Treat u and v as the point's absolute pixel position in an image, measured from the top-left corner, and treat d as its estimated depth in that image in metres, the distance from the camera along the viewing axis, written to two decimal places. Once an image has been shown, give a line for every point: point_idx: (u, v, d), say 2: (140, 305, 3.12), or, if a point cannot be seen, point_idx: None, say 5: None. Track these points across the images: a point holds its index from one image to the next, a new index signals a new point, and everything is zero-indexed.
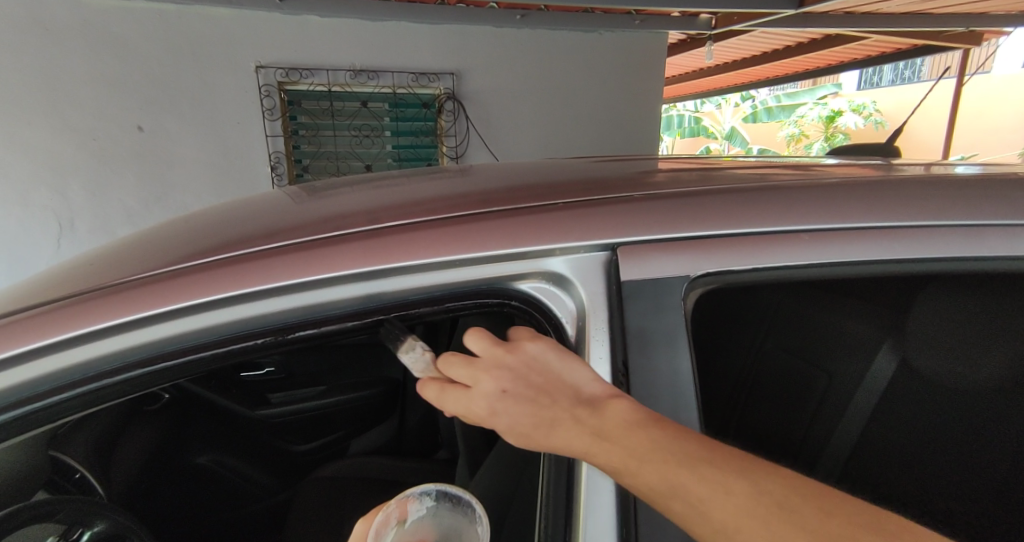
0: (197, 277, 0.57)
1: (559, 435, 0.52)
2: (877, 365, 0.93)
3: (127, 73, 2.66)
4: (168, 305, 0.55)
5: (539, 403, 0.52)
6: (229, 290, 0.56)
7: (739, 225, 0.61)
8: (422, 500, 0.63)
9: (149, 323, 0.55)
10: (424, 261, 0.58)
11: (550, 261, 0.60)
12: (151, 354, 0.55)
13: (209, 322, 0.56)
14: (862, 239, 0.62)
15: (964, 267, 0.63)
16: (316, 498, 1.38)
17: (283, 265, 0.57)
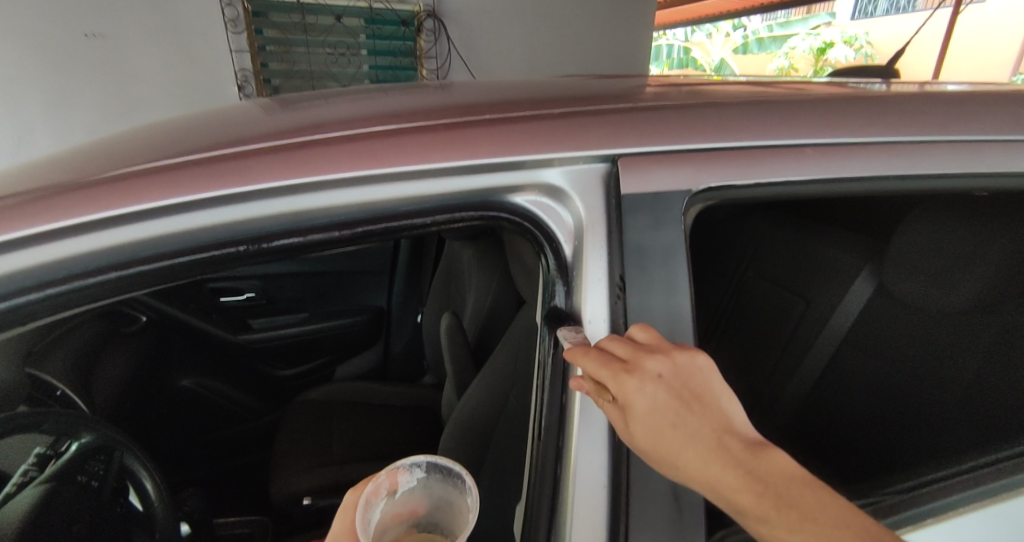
0: (166, 179, 0.53)
1: (700, 441, 0.47)
2: (855, 287, 1.01)
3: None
4: (138, 205, 0.51)
5: (692, 408, 0.48)
6: (205, 191, 0.52)
7: (743, 137, 0.59)
8: (411, 472, 0.59)
9: (112, 226, 0.51)
10: (415, 168, 0.55)
11: (547, 171, 0.57)
12: (115, 260, 0.51)
13: (185, 225, 0.51)
14: (865, 154, 0.60)
15: (963, 184, 0.63)
16: (302, 420, 1.40)
17: (261, 167, 0.53)
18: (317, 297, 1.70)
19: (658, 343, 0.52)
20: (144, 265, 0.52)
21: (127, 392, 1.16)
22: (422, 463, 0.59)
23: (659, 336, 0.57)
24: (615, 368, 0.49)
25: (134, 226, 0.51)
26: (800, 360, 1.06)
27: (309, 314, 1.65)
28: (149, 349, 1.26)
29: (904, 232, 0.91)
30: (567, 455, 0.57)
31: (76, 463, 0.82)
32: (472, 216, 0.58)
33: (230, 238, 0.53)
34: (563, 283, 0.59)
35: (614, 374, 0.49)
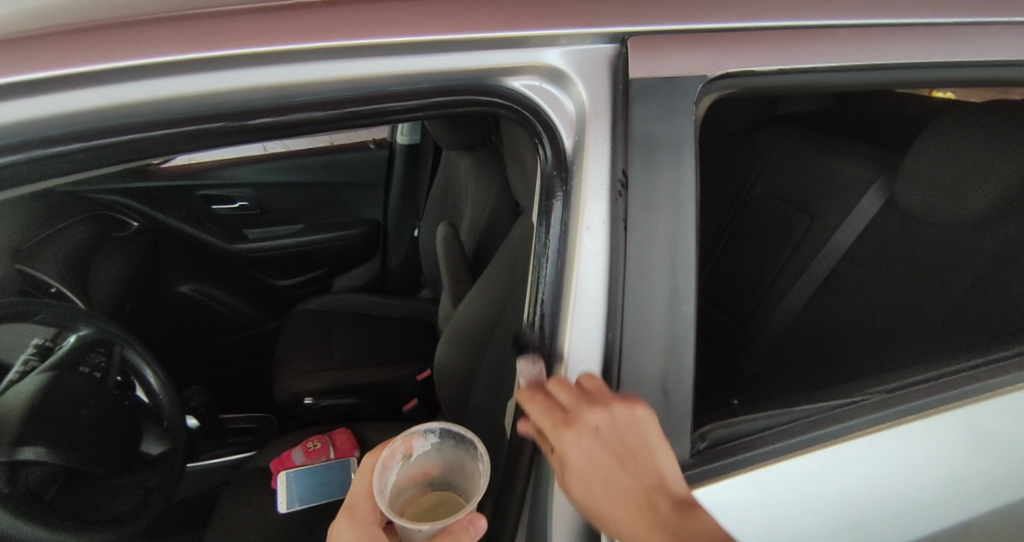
0: (123, 35, 0.46)
1: (627, 498, 0.48)
2: (863, 202, 0.98)
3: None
4: (91, 64, 0.45)
5: (622, 469, 0.49)
6: (172, 52, 0.46)
7: (768, 16, 0.55)
8: (425, 437, 0.61)
9: (69, 87, 0.45)
10: (406, 40, 0.49)
11: (549, 52, 0.52)
12: (77, 128, 0.46)
13: (152, 92, 0.46)
14: (894, 39, 0.57)
15: (981, 74, 0.62)
16: (303, 328, 1.42)
17: (236, 29, 0.47)
18: (315, 208, 1.63)
19: (599, 389, 0.50)
20: (113, 136, 0.47)
21: (121, 297, 1.16)
22: (434, 430, 0.60)
23: (660, 233, 0.55)
24: (556, 418, 0.49)
25: (94, 90, 0.45)
26: (800, 274, 1.04)
27: (305, 227, 1.59)
28: (143, 255, 1.25)
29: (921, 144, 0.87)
30: (558, 357, 0.56)
31: (79, 354, 0.83)
32: (469, 101, 0.55)
33: (206, 111, 0.49)
34: (559, 178, 0.57)
35: (553, 428, 0.49)
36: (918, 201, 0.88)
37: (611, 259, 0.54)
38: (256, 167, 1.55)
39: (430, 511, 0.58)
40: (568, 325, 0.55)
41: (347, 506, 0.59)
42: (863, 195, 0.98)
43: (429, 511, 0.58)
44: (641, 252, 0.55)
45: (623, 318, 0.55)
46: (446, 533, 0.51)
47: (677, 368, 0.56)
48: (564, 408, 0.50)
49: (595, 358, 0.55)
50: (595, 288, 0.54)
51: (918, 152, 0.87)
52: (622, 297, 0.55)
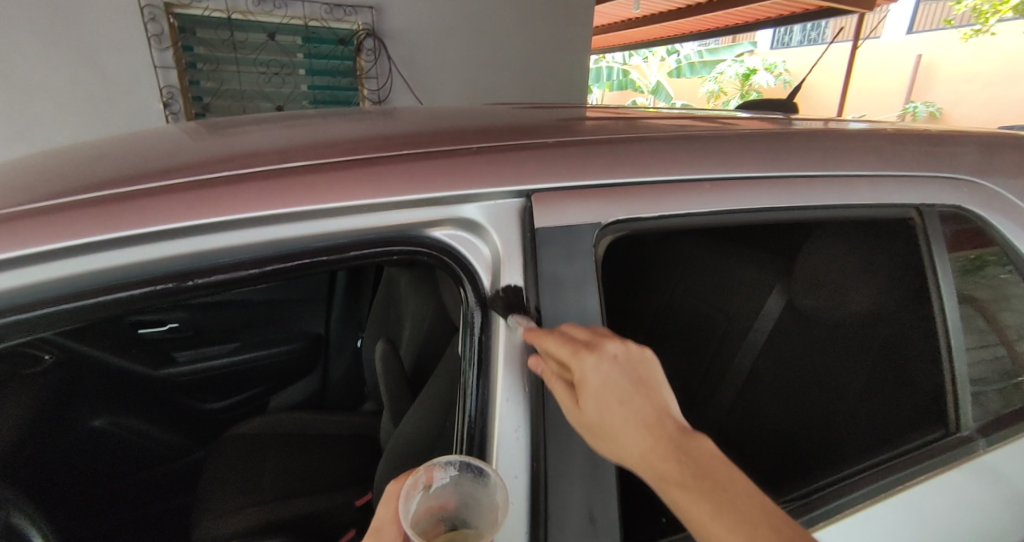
0: (73, 216, 0.54)
1: (630, 415, 0.52)
2: (767, 305, 1.09)
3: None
4: (33, 246, 0.52)
5: (639, 392, 0.53)
6: (118, 229, 0.53)
7: (646, 174, 0.65)
8: (445, 470, 0.53)
9: (29, 264, 0.51)
10: (324, 207, 0.56)
11: (464, 208, 0.59)
12: (33, 299, 0.52)
13: (124, 259, 0.53)
14: (747, 188, 0.69)
15: (833, 213, 0.74)
16: (232, 456, 1.33)
17: (168, 207, 0.54)
18: (246, 327, 1.60)
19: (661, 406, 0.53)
20: (56, 306, 0.53)
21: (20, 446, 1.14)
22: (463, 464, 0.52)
23: None
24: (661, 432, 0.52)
25: (67, 260, 0.52)
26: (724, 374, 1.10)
27: (239, 345, 1.56)
28: (52, 390, 1.23)
29: (807, 249, 0.98)
30: None
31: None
32: (390, 250, 0.59)
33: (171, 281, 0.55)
34: (483, 316, 0.59)
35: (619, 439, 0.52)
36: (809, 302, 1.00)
37: (528, 387, 0.58)
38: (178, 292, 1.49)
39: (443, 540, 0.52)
40: (496, 460, 0.57)
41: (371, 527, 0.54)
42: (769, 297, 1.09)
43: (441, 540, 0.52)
44: None
45: (544, 447, 0.58)
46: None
47: (599, 493, 0.59)
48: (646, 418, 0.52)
49: (521, 491, 0.57)
50: (514, 425, 0.57)
51: (806, 255, 0.99)
52: (542, 426, 0.58)
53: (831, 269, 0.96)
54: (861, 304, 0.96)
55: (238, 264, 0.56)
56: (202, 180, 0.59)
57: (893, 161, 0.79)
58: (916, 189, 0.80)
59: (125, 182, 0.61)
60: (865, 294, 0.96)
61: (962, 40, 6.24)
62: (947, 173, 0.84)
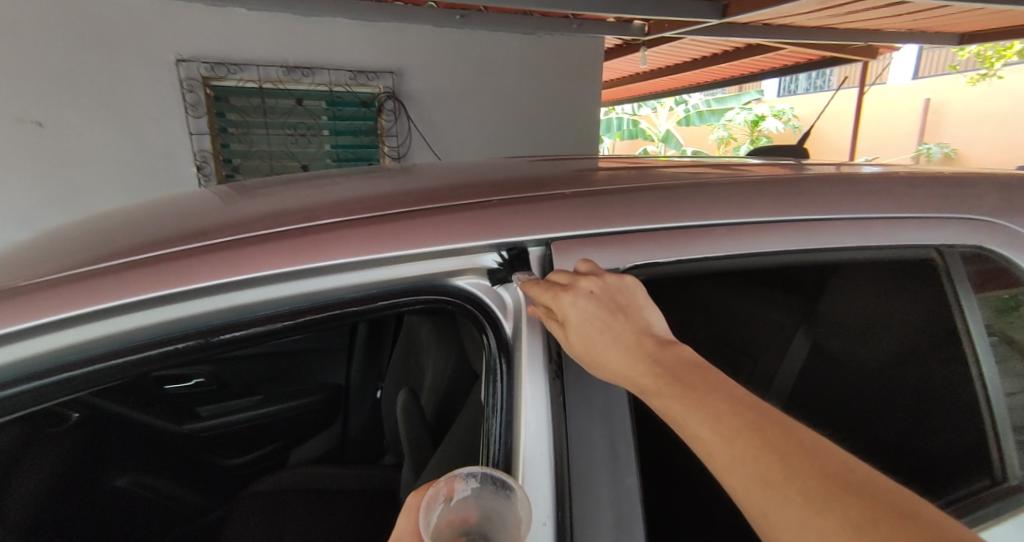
0: (119, 276, 0.56)
1: (618, 342, 0.54)
2: (794, 345, 1.09)
3: (49, 54, 2.48)
4: (83, 306, 0.54)
5: (618, 319, 0.56)
6: (160, 288, 0.55)
7: (664, 221, 0.66)
8: (467, 482, 0.52)
9: (79, 322, 0.54)
10: (354, 261, 0.58)
11: (486, 257, 0.60)
12: (82, 355, 0.55)
13: (167, 315, 0.56)
14: (764, 232, 0.70)
15: (850, 255, 0.75)
16: (255, 515, 1.30)
17: (207, 264, 0.57)
18: (269, 380, 1.63)
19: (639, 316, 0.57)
20: (105, 361, 0.56)
21: (44, 510, 1.14)
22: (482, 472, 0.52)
23: (598, 407, 0.59)
24: (643, 343, 0.54)
25: (114, 318, 0.55)
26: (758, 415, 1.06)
27: (262, 398, 1.57)
28: (72, 453, 1.22)
29: (831, 288, 1.00)
30: None
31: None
32: (415, 298, 0.61)
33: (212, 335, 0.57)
34: (505, 362, 0.60)
35: (605, 348, 0.55)
36: (837, 345, 1.01)
37: (553, 434, 0.58)
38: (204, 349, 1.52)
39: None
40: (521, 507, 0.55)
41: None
42: (793, 340, 1.09)
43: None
44: (581, 426, 0.59)
45: (570, 494, 0.57)
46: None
47: None
48: (620, 318, 0.56)
49: None
50: (541, 475, 0.56)
51: (831, 295, 1.00)
52: (567, 471, 0.57)
53: (852, 309, 0.98)
54: (879, 355, 0.98)
55: (271, 317, 0.59)
56: (241, 238, 0.62)
57: (907, 204, 0.80)
58: (933, 231, 0.80)
59: (167, 242, 0.65)
60: (882, 344, 0.98)
61: (971, 83, 6.27)
62: (964, 215, 0.84)
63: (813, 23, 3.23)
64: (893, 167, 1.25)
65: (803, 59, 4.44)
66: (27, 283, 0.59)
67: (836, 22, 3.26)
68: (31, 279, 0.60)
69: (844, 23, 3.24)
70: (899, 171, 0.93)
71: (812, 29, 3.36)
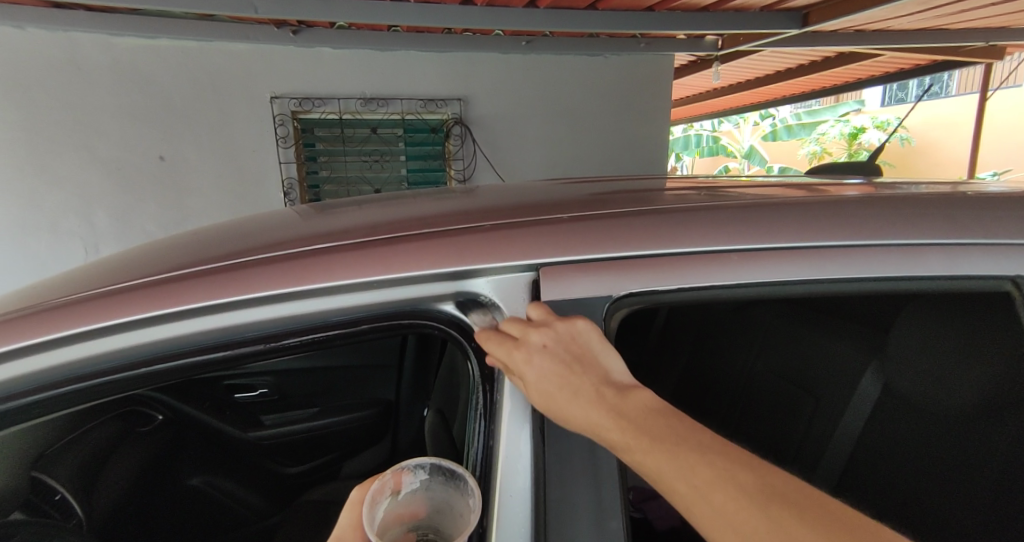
0: (126, 297, 0.60)
1: (579, 398, 0.54)
2: (862, 384, 0.96)
3: (167, 96, 2.81)
4: (93, 323, 0.59)
5: (573, 370, 0.55)
6: (160, 307, 0.59)
7: (666, 246, 0.61)
8: (414, 473, 0.56)
9: (90, 337, 0.59)
10: (339, 284, 0.59)
11: (473, 281, 0.60)
12: (91, 368, 0.59)
13: (166, 334, 0.59)
14: (789, 258, 0.62)
15: (899, 286, 0.63)
16: (297, 521, 1.32)
17: (203, 286, 0.60)
18: (326, 391, 1.73)
19: (594, 363, 0.56)
20: (117, 375, 0.60)
21: (135, 499, 1.25)
22: (428, 464, 0.55)
23: (579, 442, 0.57)
24: (601, 396, 0.54)
25: (120, 335, 0.59)
26: (820, 456, 0.98)
27: (318, 409, 1.66)
28: (158, 450, 1.35)
29: (902, 323, 0.87)
30: None
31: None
32: (403, 321, 0.62)
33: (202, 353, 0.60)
34: (489, 389, 0.60)
35: (566, 404, 0.54)
36: (906, 385, 0.87)
37: (533, 467, 0.56)
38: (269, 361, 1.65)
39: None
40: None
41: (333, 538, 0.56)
42: (863, 378, 0.96)
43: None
44: (561, 460, 0.57)
45: (546, 531, 0.55)
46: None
47: None
48: (576, 368, 0.55)
49: None
50: (517, 508, 0.55)
51: (899, 330, 0.87)
52: (544, 507, 0.55)
53: (925, 345, 0.84)
54: (967, 398, 0.82)
55: (260, 337, 0.60)
56: (241, 261, 0.64)
57: (997, 228, 0.65)
58: None
59: (185, 264, 0.69)
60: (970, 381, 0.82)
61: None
62: None
63: (916, 23, 2.94)
64: (975, 182, 1.10)
65: (905, 66, 4.07)
66: (58, 300, 0.65)
67: (943, 22, 2.95)
68: (68, 296, 0.66)
69: (952, 22, 2.93)
70: (970, 188, 0.81)
71: (913, 32, 3.07)
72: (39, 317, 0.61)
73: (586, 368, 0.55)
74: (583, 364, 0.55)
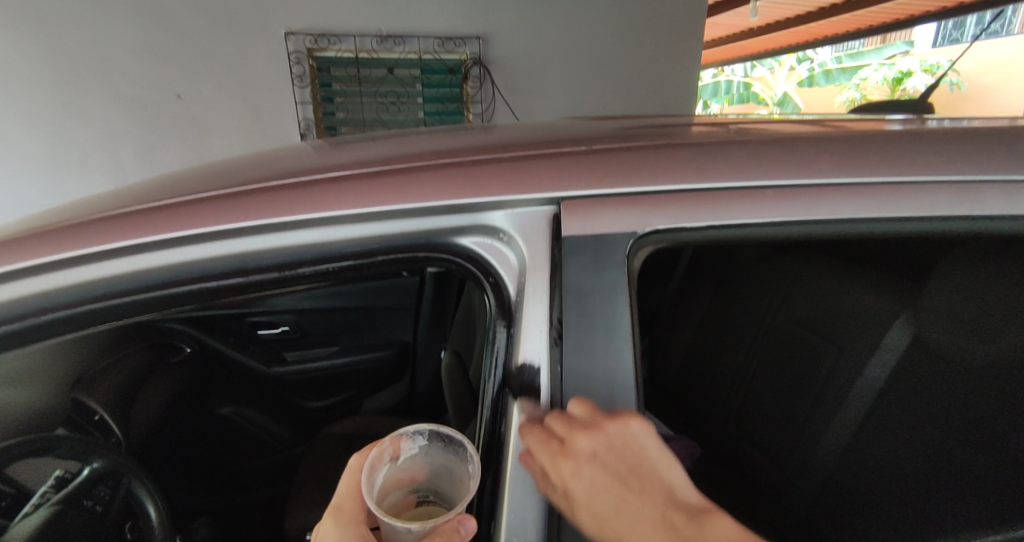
0: (142, 219, 0.60)
1: (636, 522, 0.49)
2: (892, 333, 0.92)
3: (181, 31, 2.75)
4: (107, 244, 0.58)
5: (626, 491, 0.50)
6: (175, 230, 0.58)
7: (696, 181, 0.58)
8: (414, 439, 0.58)
9: (103, 259, 0.58)
10: (355, 212, 0.58)
11: (491, 215, 0.58)
12: (100, 292, 0.58)
13: (179, 259, 0.58)
14: (829, 195, 0.58)
15: (949, 227, 0.59)
16: (319, 452, 1.36)
17: (218, 211, 0.59)
18: (346, 331, 1.74)
19: (650, 459, 0.51)
20: (125, 300, 0.59)
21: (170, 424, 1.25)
22: (424, 431, 0.58)
23: (596, 382, 0.56)
24: (660, 519, 0.49)
25: (132, 258, 0.58)
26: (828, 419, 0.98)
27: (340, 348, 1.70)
28: (189, 380, 1.35)
29: (937, 275, 0.85)
30: (499, 520, 0.57)
31: (79, 450, 0.81)
32: (416, 257, 0.59)
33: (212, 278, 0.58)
34: (506, 326, 0.59)
35: None
36: (941, 338, 0.86)
37: (549, 404, 0.57)
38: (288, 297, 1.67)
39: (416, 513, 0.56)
40: (507, 480, 0.56)
41: (332, 505, 0.57)
42: (891, 327, 0.92)
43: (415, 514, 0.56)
44: (577, 398, 0.56)
45: None
46: (439, 532, 0.50)
47: None
48: (632, 494, 0.50)
49: (535, 510, 0.56)
50: None
51: (935, 284, 0.85)
52: None
53: (961, 299, 0.83)
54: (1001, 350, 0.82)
55: (271, 267, 0.58)
56: (254, 188, 0.64)
57: None
58: None
59: (196, 192, 0.67)
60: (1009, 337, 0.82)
61: None
62: None
63: None
64: None
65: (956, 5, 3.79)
66: (72, 222, 0.64)
67: None
68: (77, 220, 0.65)
69: None
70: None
71: None
72: (57, 236, 0.61)
73: (642, 467, 0.51)
74: (640, 460, 0.51)
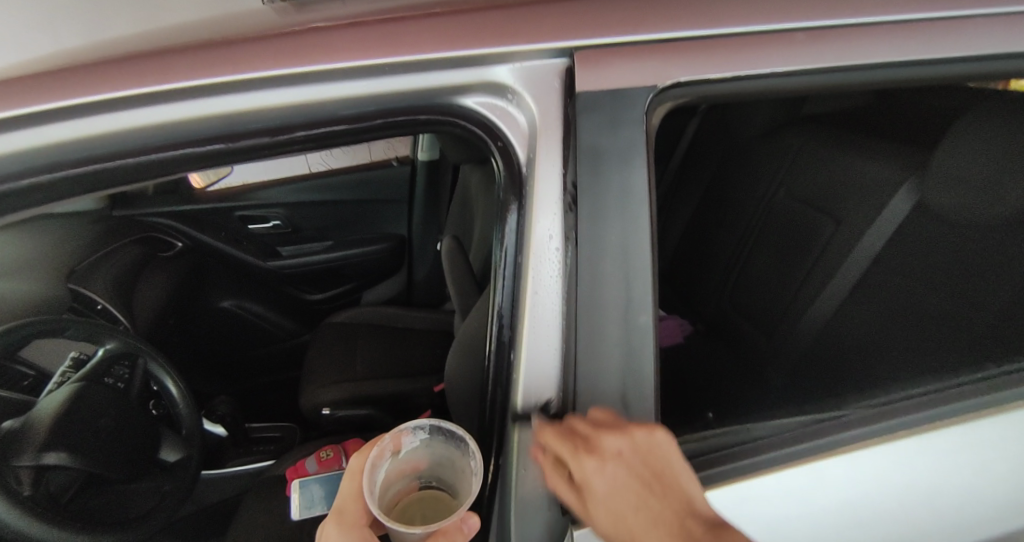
0: (102, 71, 0.53)
1: (655, 524, 0.47)
2: (895, 200, 0.92)
3: None
4: (62, 100, 0.51)
5: (650, 497, 0.48)
6: (144, 85, 0.52)
7: (722, 24, 0.54)
8: (415, 433, 0.59)
9: (62, 118, 0.51)
10: (348, 66, 0.53)
11: (493, 69, 0.54)
12: (65, 158, 0.52)
13: (152, 119, 0.52)
14: (861, 37, 0.55)
15: (983, 65, 0.58)
16: (324, 340, 1.40)
17: (189, 64, 0.53)
18: (339, 227, 1.64)
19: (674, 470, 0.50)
20: (95, 165, 0.53)
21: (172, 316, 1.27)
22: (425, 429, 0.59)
23: (611, 244, 0.55)
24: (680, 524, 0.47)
25: (96, 117, 0.51)
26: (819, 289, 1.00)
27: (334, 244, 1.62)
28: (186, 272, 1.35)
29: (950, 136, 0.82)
30: (515, 383, 0.58)
31: (87, 333, 0.80)
32: (419, 117, 0.56)
33: (190, 139, 0.53)
34: (515, 194, 0.57)
35: None
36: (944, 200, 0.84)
37: (563, 269, 0.56)
38: (279, 188, 1.53)
39: (420, 508, 0.59)
40: (523, 351, 0.57)
41: (334, 508, 0.58)
42: (894, 194, 0.92)
43: (418, 508, 0.58)
44: (591, 264, 0.55)
45: (576, 329, 0.56)
46: (441, 534, 0.51)
47: (637, 376, 0.57)
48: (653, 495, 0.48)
49: (552, 373, 0.57)
50: (549, 307, 0.57)
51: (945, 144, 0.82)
52: (574, 309, 0.56)
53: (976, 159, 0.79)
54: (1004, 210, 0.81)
55: (262, 130, 0.54)
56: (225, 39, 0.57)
57: None
58: None
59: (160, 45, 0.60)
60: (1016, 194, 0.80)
61: None
62: None
63: None
64: None
65: None
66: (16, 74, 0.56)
67: None
68: (21, 72, 0.57)
69: None
70: None
71: None
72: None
73: (668, 477, 0.49)
74: (666, 482, 0.49)
